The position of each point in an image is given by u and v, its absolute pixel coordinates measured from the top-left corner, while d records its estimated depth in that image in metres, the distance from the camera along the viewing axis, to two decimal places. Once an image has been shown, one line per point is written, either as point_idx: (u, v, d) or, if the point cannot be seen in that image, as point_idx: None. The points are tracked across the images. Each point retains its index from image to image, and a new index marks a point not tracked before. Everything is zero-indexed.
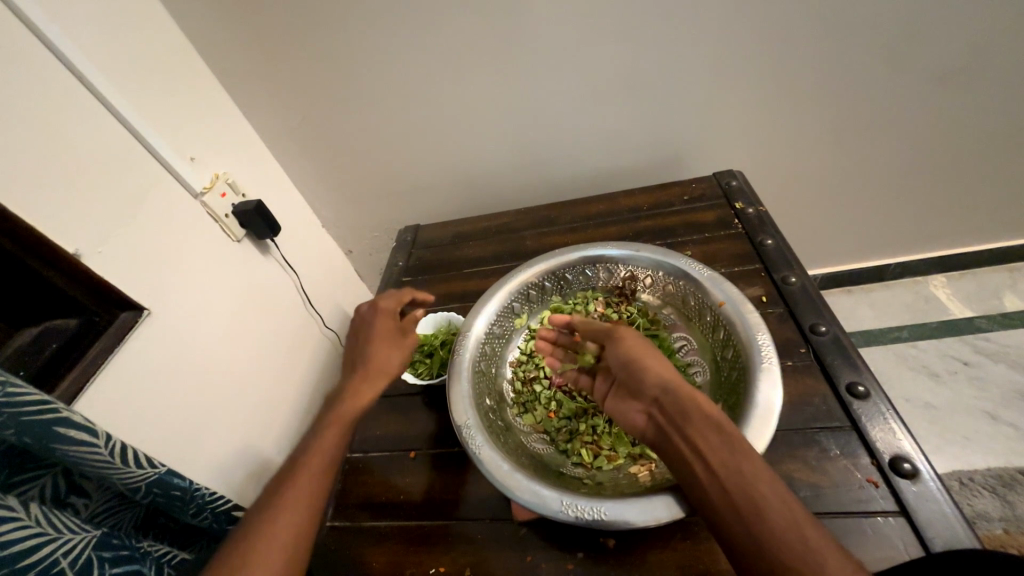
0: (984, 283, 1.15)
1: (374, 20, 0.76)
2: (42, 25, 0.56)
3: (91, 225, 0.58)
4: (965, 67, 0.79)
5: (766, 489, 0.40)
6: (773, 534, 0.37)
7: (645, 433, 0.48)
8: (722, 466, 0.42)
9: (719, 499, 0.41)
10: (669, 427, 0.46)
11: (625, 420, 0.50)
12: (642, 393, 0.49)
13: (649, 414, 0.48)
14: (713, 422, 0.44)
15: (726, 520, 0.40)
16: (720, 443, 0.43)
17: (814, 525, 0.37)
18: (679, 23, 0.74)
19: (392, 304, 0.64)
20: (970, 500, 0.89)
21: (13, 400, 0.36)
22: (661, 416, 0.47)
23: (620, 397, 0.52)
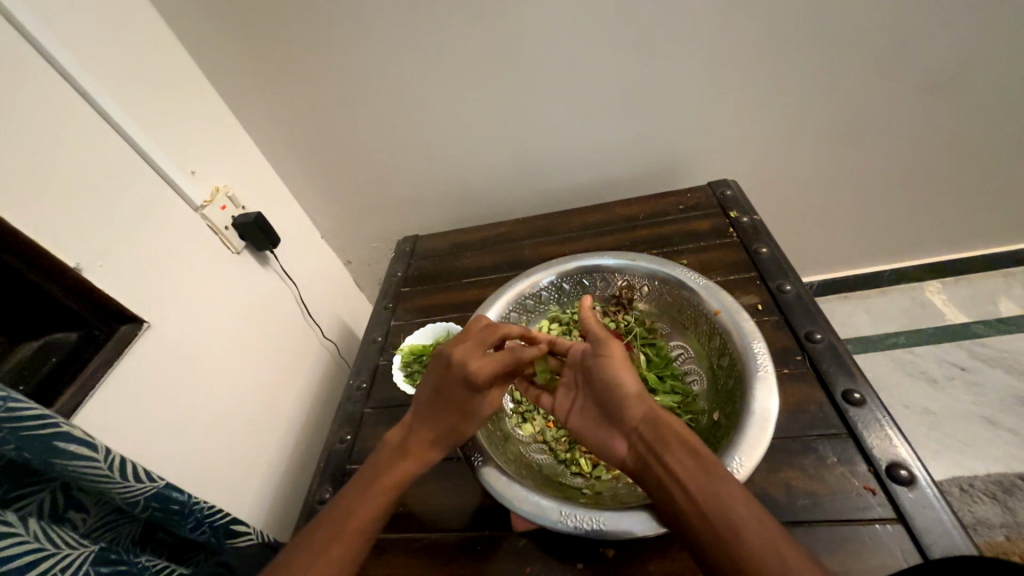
0: (979, 288, 1.16)
1: (373, 34, 0.78)
2: (47, 42, 0.57)
3: (92, 238, 0.58)
4: (951, 76, 0.80)
5: (741, 508, 0.40)
6: (750, 553, 0.38)
7: (624, 461, 0.48)
8: (699, 489, 0.42)
9: (695, 519, 0.41)
10: (649, 455, 0.46)
11: (602, 446, 0.50)
12: (621, 420, 0.50)
13: (629, 443, 0.48)
14: (689, 447, 0.45)
15: (704, 541, 0.40)
16: (696, 467, 0.43)
17: (790, 542, 0.38)
18: (671, 36, 0.76)
19: (487, 376, 0.52)
20: (971, 506, 0.88)
21: (13, 415, 0.37)
22: (640, 444, 0.47)
23: (595, 423, 0.53)
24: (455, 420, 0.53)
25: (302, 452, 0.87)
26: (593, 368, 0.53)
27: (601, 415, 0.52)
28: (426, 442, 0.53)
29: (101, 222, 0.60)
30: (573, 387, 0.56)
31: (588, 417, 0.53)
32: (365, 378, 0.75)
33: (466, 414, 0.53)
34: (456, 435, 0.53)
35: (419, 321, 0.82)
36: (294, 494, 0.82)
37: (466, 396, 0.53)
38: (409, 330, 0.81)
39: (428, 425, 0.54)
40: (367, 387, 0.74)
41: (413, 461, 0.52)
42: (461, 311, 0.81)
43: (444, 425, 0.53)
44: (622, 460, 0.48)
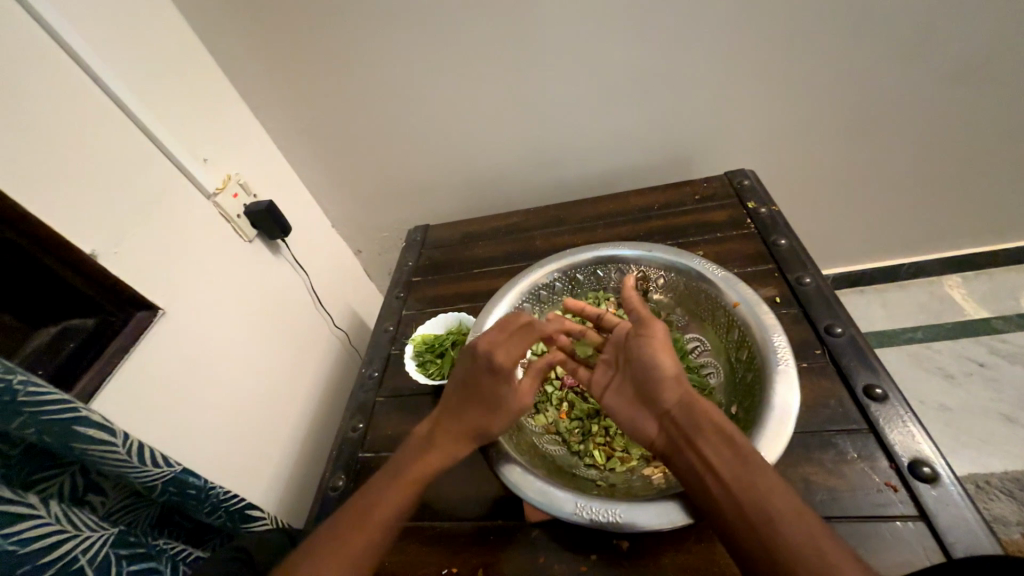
0: (1001, 283, 1.13)
1: (383, 19, 0.76)
2: (62, 30, 0.57)
3: (105, 226, 0.59)
4: (983, 62, 0.77)
5: (778, 501, 0.40)
6: (783, 545, 0.38)
7: (652, 442, 0.48)
8: (734, 478, 0.42)
9: (728, 507, 0.41)
10: (681, 437, 0.46)
11: (635, 427, 0.50)
12: (656, 402, 0.49)
13: (662, 425, 0.48)
14: (726, 436, 0.44)
15: (735, 528, 0.40)
16: (731, 455, 0.43)
17: (827, 534, 0.38)
18: (690, 20, 0.73)
19: (511, 363, 0.52)
20: (987, 504, 0.87)
21: (35, 400, 0.37)
22: (674, 427, 0.47)
23: (628, 403, 0.52)
24: (471, 416, 0.53)
25: (314, 439, 0.87)
26: (636, 348, 0.53)
27: (635, 397, 0.52)
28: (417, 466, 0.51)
29: (114, 210, 0.60)
30: (611, 366, 0.56)
31: (621, 396, 0.53)
32: (377, 367, 0.76)
33: (484, 407, 0.53)
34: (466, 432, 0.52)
35: (430, 311, 0.82)
36: (306, 480, 0.83)
37: (482, 386, 0.53)
38: (419, 320, 0.81)
39: (432, 435, 0.53)
40: (379, 376, 0.74)
41: (409, 486, 0.50)
42: (473, 301, 0.81)
43: (452, 419, 0.53)
44: (654, 442, 0.48)
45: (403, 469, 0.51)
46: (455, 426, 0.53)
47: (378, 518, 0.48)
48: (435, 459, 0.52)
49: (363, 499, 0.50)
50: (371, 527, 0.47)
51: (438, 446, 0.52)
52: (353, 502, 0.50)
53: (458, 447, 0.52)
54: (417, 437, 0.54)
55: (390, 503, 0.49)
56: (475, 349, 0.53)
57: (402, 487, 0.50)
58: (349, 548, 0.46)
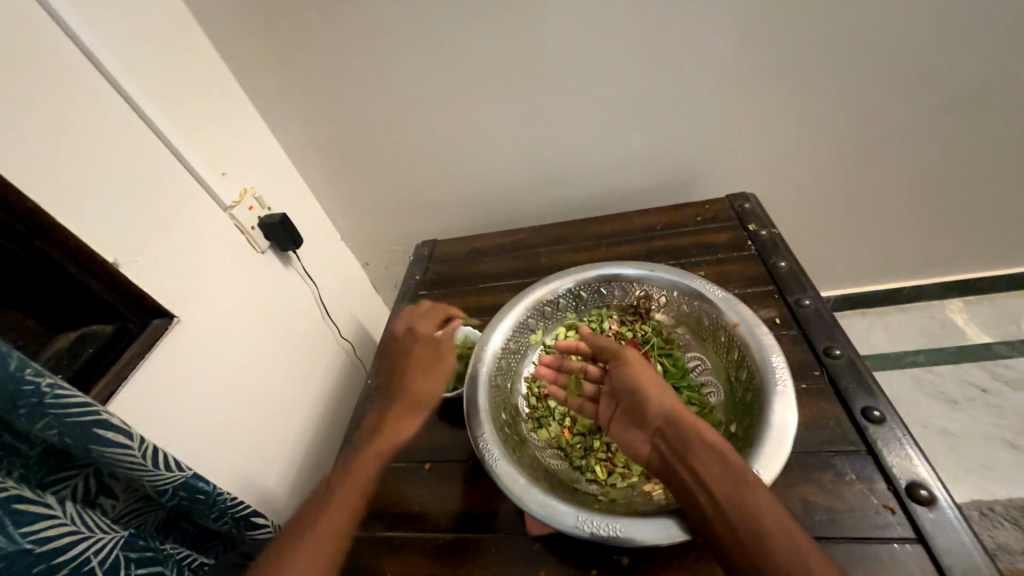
0: (1002, 308, 1.14)
1: (399, 43, 0.80)
2: (97, 52, 0.61)
3: (128, 235, 0.61)
4: (975, 93, 0.80)
5: (767, 518, 0.40)
6: (775, 563, 0.38)
7: (648, 462, 0.49)
8: (724, 494, 0.42)
9: (719, 522, 0.42)
10: (672, 455, 0.47)
11: (630, 449, 0.51)
12: (645, 422, 0.50)
13: (654, 443, 0.49)
14: (716, 451, 0.45)
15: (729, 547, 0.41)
16: (721, 470, 0.44)
17: (816, 552, 0.38)
18: (692, 50, 0.77)
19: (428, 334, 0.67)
20: (991, 531, 0.86)
21: (59, 402, 0.38)
22: (665, 445, 0.48)
23: (622, 423, 0.53)
24: (410, 388, 0.61)
25: (318, 449, 0.88)
26: (619, 373, 0.55)
27: (629, 419, 0.53)
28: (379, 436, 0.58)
29: (136, 220, 0.63)
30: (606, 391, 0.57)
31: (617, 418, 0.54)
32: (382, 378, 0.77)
33: (420, 376, 0.62)
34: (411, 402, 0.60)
35: None
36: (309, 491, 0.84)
37: (415, 357, 0.64)
38: None
39: (383, 416, 0.60)
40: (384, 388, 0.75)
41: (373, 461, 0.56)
42: (478, 315, 0.82)
43: (398, 398, 0.61)
44: (649, 462, 0.49)
45: (362, 451, 0.56)
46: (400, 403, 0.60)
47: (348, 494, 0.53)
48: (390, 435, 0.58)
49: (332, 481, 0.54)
50: (343, 502, 0.52)
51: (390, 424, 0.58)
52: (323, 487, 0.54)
53: (409, 419, 0.59)
54: (370, 421, 0.60)
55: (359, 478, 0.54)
56: (402, 332, 0.68)
57: (366, 463, 0.55)
58: (329, 521, 0.50)
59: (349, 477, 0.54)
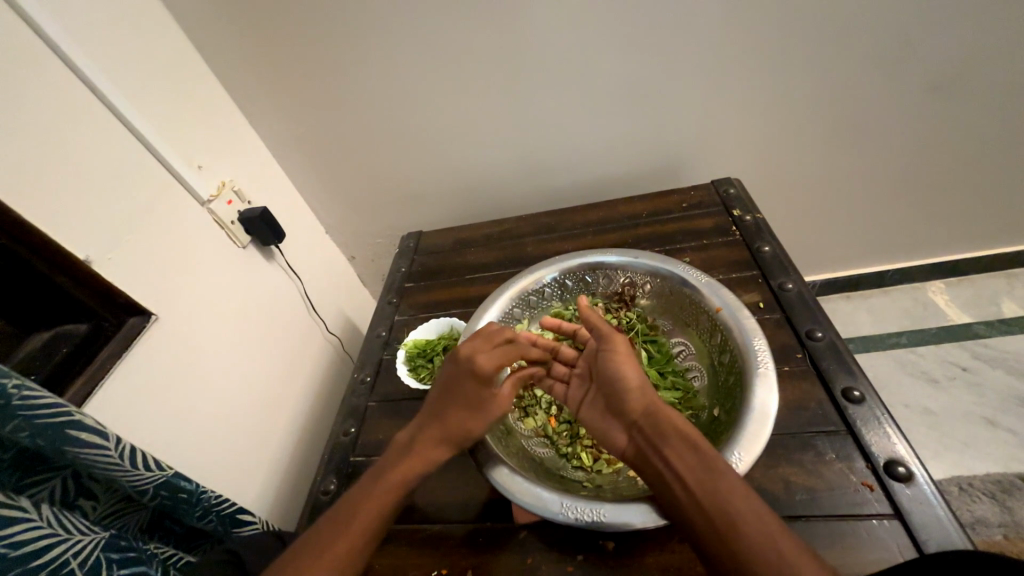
0: (982, 289, 1.16)
1: (379, 31, 0.78)
2: (61, 41, 0.58)
3: (100, 232, 0.59)
4: (957, 76, 0.80)
5: (742, 507, 0.40)
6: (750, 554, 0.38)
7: (624, 452, 0.49)
8: (700, 486, 0.43)
9: (694, 512, 0.42)
10: (647, 446, 0.47)
11: (606, 438, 0.51)
12: (622, 413, 0.51)
13: (629, 434, 0.49)
14: (691, 442, 0.45)
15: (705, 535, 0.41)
16: (696, 462, 0.44)
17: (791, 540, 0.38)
18: (676, 34, 0.76)
19: (492, 370, 0.54)
20: (969, 505, 0.89)
21: (28, 404, 0.38)
22: (640, 436, 0.48)
23: (600, 413, 0.53)
24: (454, 423, 0.54)
25: (307, 445, 0.88)
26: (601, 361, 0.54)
27: (606, 406, 0.53)
28: (407, 464, 0.53)
29: (107, 216, 0.61)
30: (584, 377, 0.57)
31: (595, 408, 0.54)
32: (369, 372, 0.76)
33: (467, 414, 0.54)
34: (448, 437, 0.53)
35: (423, 316, 0.83)
36: (299, 486, 0.83)
37: (462, 392, 0.54)
38: (412, 325, 0.82)
39: (416, 439, 0.54)
40: (371, 380, 0.75)
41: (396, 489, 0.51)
42: (465, 306, 0.82)
43: (435, 426, 0.54)
44: (624, 452, 0.49)
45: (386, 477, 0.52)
46: (438, 434, 0.54)
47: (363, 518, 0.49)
48: (422, 461, 0.53)
49: (350, 499, 0.51)
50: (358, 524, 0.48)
51: (423, 451, 0.53)
52: (340, 505, 0.50)
53: (440, 452, 0.53)
54: (395, 445, 0.55)
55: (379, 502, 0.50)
56: (459, 354, 0.55)
57: (384, 492, 0.51)
58: (343, 542, 0.47)
59: (367, 503, 0.50)
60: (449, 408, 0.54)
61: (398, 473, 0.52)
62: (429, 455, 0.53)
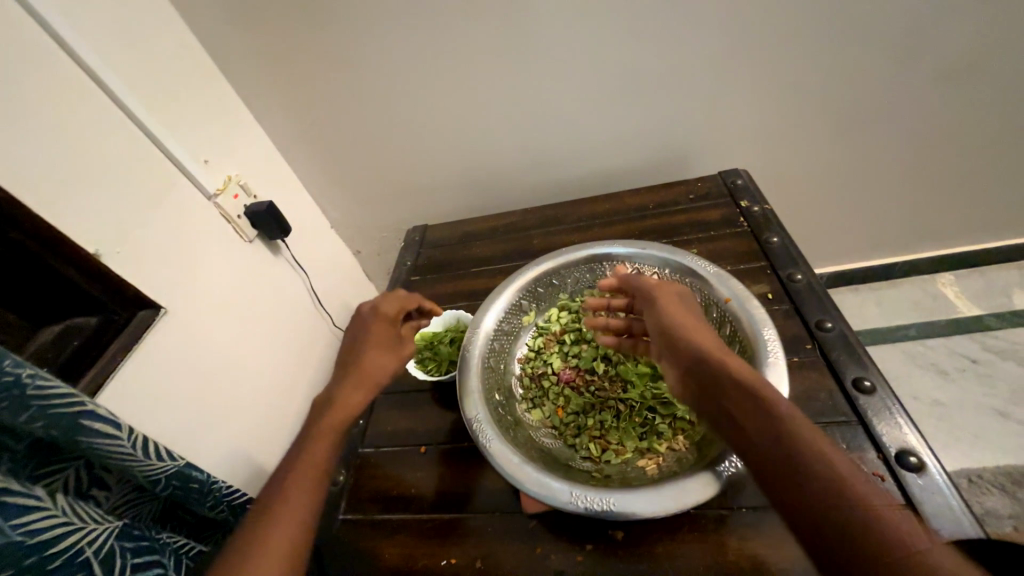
0: (994, 281, 1.15)
1: (383, 23, 0.78)
2: (67, 36, 0.58)
3: (109, 226, 0.60)
4: (971, 63, 0.79)
5: (826, 460, 0.36)
6: (836, 504, 0.34)
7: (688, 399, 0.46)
8: (773, 434, 0.39)
9: (770, 460, 0.38)
10: (714, 392, 0.43)
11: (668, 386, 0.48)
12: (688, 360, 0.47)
13: (688, 383, 0.46)
14: (759, 392, 0.41)
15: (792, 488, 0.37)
16: (763, 412, 0.40)
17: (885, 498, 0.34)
18: (683, 23, 0.75)
19: (395, 312, 0.63)
20: (979, 497, 0.88)
21: (42, 394, 0.38)
22: (700, 382, 0.45)
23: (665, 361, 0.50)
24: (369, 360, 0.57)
25: None
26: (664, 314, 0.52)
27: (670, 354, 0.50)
28: (334, 410, 0.53)
29: (116, 210, 0.61)
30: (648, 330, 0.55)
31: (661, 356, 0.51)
32: None
33: (378, 351, 0.58)
34: (364, 376, 0.55)
35: None
36: None
37: (370, 332, 0.60)
38: None
39: (337, 386, 0.55)
40: None
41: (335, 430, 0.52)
42: (471, 299, 0.82)
43: (351, 371, 0.56)
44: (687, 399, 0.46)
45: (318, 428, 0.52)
46: (355, 374, 0.56)
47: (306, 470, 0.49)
48: (349, 405, 0.54)
49: (288, 458, 0.50)
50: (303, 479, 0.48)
51: (346, 393, 0.54)
52: (278, 468, 0.50)
53: (363, 393, 0.55)
54: (317, 401, 0.55)
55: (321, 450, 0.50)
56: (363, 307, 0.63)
57: (319, 443, 0.51)
58: (293, 499, 0.47)
59: (304, 458, 0.50)
60: (361, 350, 0.58)
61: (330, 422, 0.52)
62: (354, 400, 0.54)
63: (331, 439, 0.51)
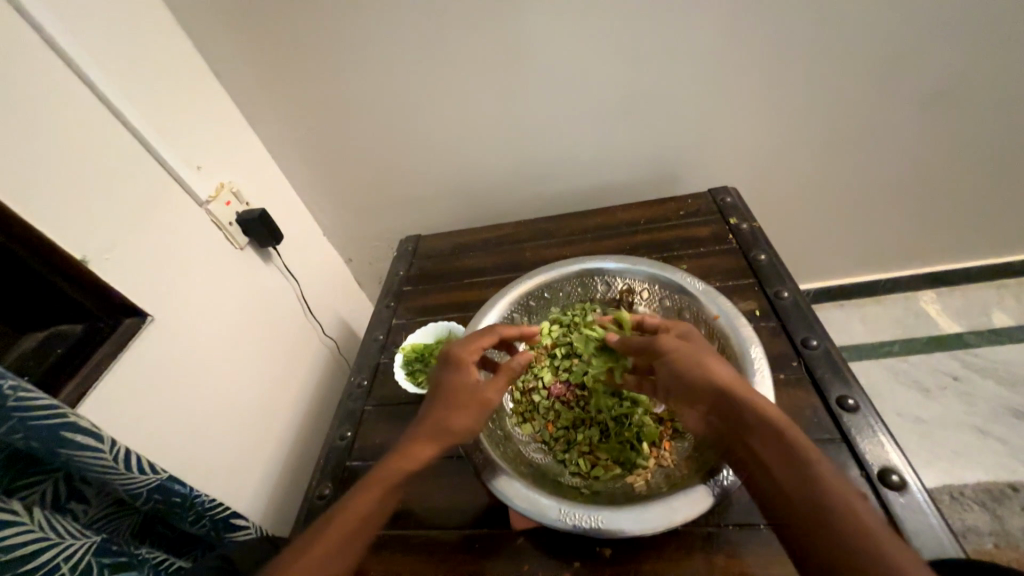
0: (973, 299, 1.18)
1: (381, 37, 0.79)
2: (65, 45, 0.58)
3: (97, 233, 0.59)
4: (949, 91, 0.82)
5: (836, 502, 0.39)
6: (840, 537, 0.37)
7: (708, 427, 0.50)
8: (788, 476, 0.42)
9: (790, 489, 0.41)
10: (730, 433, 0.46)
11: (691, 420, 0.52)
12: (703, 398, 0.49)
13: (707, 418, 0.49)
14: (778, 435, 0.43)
15: (832, 565, 0.37)
16: (783, 452, 0.43)
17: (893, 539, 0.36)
18: (675, 44, 0.77)
19: (467, 354, 0.55)
20: (961, 514, 0.90)
21: (23, 405, 0.37)
22: (719, 421, 0.48)
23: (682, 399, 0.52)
24: (433, 417, 0.53)
25: (301, 449, 0.87)
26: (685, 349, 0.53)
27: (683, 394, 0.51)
28: (392, 462, 0.51)
29: (102, 216, 0.60)
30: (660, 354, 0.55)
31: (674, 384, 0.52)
32: (366, 376, 0.76)
33: (448, 404, 0.53)
34: (428, 427, 0.52)
35: (420, 320, 0.83)
36: (293, 491, 0.82)
37: (445, 383, 0.54)
38: (409, 329, 0.82)
39: (400, 440, 0.53)
40: (368, 384, 0.75)
41: (374, 491, 0.49)
42: (462, 311, 0.82)
43: (419, 423, 0.53)
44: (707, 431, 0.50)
45: (373, 477, 0.50)
46: (419, 430, 0.52)
47: (347, 522, 0.47)
48: (404, 462, 0.51)
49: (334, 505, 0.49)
50: (338, 528, 0.47)
51: (406, 451, 0.51)
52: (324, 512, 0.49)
53: (428, 450, 0.51)
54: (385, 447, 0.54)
55: (355, 512, 0.48)
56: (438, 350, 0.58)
57: (369, 493, 0.49)
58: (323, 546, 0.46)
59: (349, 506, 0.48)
60: (433, 398, 0.54)
61: (383, 475, 0.50)
62: (414, 457, 0.51)
63: (378, 493, 0.49)
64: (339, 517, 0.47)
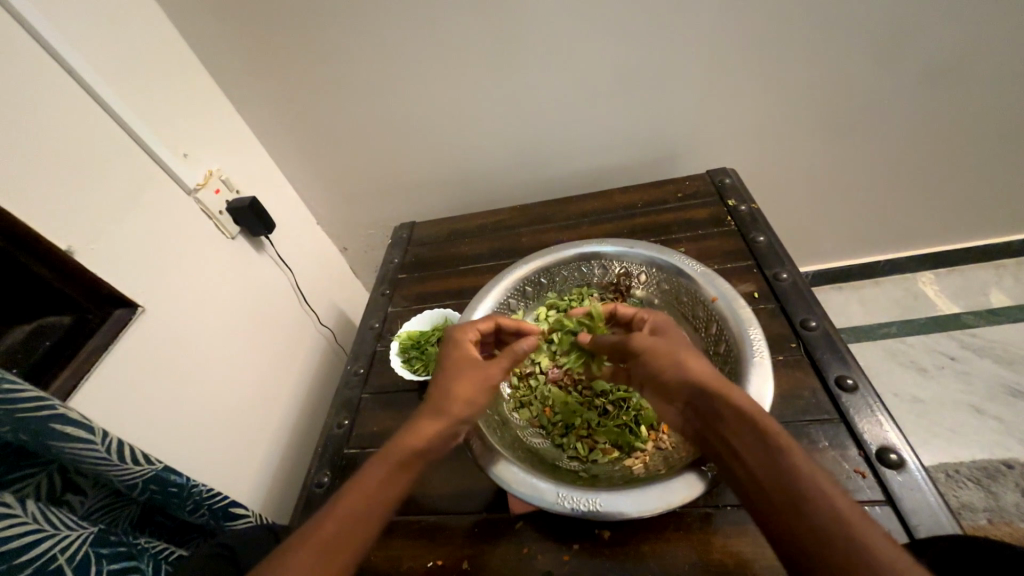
0: (972, 280, 1.17)
1: (371, 17, 0.76)
2: (42, 29, 0.56)
3: (82, 223, 0.57)
4: (955, 66, 0.80)
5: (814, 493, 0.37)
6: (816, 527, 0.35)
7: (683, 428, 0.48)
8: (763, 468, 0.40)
9: (766, 482, 0.39)
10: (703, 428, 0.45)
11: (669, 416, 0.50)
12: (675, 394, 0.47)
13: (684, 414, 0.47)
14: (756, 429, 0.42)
15: (809, 559, 0.35)
16: (759, 447, 0.41)
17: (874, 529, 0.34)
18: (673, 21, 0.75)
19: (470, 334, 0.56)
20: (956, 491, 0.91)
21: (9, 397, 0.37)
22: (694, 416, 0.46)
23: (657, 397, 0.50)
24: (439, 388, 0.51)
25: (300, 438, 0.87)
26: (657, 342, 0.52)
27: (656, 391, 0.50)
28: (401, 437, 0.47)
29: (88, 205, 0.59)
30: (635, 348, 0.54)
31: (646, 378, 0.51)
32: (363, 364, 0.76)
33: (451, 374, 0.51)
34: (434, 399, 0.50)
35: (416, 307, 0.82)
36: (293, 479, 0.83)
37: (449, 358, 0.54)
38: (405, 317, 0.81)
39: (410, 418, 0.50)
40: (364, 372, 0.74)
41: (382, 464, 0.46)
42: (458, 298, 0.81)
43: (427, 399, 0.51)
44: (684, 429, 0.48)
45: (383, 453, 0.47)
46: (427, 406, 0.50)
47: (355, 499, 0.43)
48: (411, 437, 0.47)
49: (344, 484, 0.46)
50: (346, 505, 0.43)
51: (414, 426, 0.48)
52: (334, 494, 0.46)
53: (437, 424, 0.48)
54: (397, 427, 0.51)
55: (363, 487, 0.44)
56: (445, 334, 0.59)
57: (377, 468, 0.45)
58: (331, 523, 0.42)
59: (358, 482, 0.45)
60: (438, 373, 0.52)
61: (391, 450, 0.46)
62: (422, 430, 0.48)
63: (388, 466, 0.45)
64: (348, 494, 0.44)
